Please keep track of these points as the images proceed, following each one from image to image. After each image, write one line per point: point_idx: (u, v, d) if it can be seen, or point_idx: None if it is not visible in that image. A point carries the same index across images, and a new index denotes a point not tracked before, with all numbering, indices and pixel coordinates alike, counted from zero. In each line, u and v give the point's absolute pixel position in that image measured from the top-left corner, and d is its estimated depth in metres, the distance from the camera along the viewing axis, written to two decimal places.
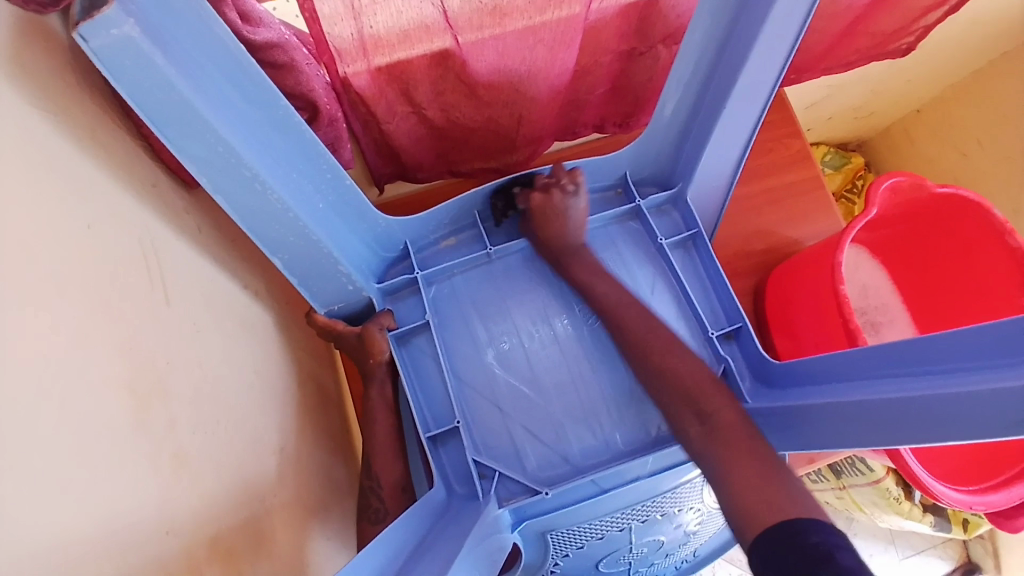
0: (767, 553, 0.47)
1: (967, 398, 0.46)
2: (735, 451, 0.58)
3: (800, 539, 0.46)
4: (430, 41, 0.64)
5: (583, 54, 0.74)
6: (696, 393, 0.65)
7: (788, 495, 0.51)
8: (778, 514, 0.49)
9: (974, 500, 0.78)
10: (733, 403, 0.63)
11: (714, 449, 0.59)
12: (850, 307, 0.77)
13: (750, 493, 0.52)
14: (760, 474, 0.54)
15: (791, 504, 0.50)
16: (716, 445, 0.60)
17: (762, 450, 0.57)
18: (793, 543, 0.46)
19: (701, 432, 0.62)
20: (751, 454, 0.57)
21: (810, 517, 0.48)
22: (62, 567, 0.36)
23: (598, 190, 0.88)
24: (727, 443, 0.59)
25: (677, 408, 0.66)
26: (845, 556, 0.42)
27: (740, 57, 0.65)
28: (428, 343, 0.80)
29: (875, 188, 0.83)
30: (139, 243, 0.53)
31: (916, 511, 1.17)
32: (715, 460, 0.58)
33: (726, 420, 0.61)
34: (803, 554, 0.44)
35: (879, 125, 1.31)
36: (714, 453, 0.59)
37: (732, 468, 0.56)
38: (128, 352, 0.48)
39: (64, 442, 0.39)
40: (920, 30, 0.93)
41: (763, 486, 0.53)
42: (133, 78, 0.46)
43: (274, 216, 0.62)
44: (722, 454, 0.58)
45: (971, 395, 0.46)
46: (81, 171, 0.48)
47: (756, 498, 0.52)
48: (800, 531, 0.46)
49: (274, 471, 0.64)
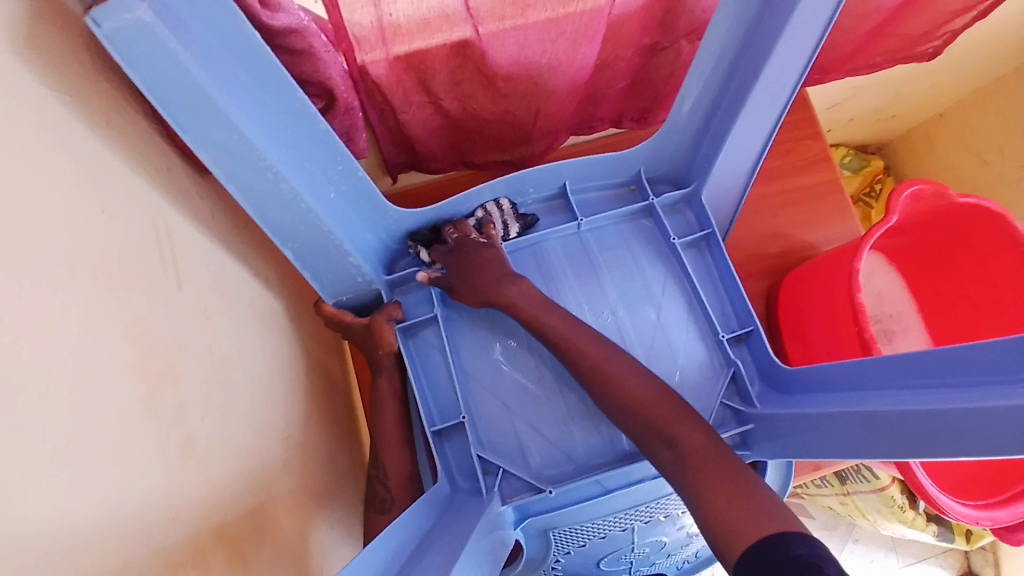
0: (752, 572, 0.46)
1: (979, 413, 0.45)
2: (709, 476, 0.57)
3: (783, 552, 0.45)
4: (450, 31, 0.62)
5: (604, 47, 0.73)
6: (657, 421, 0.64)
7: (769, 515, 0.50)
8: (755, 534, 0.49)
9: (982, 515, 0.78)
10: (698, 427, 0.62)
11: (688, 478, 0.58)
12: (865, 315, 0.76)
13: (727, 518, 0.52)
14: (736, 500, 0.53)
15: (770, 522, 0.49)
16: (688, 472, 0.59)
17: (737, 472, 0.56)
18: (778, 558, 0.45)
19: (672, 458, 0.61)
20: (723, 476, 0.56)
21: (789, 531, 0.48)
22: (69, 557, 0.36)
23: (612, 187, 0.86)
24: (700, 467, 0.58)
25: (652, 432, 0.64)
26: (831, 566, 0.42)
27: (764, 53, 0.63)
28: (436, 336, 0.80)
29: (897, 195, 0.81)
30: (151, 227, 0.52)
31: (920, 520, 1.16)
32: (691, 488, 0.57)
33: (693, 443, 0.60)
34: (788, 569, 0.43)
35: (899, 128, 1.28)
36: (688, 480, 0.58)
37: (710, 492, 0.55)
38: (139, 337, 0.47)
39: (71, 427, 0.39)
40: (948, 34, 0.91)
41: (741, 509, 0.52)
42: (151, 67, 0.46)
43: (288, 205, 0.62)
44: (695, 482, 0.57)
45: (992, 410, 0.44)
46: (95, 153, 0.47)
47: (732, 521, 0.51)
48: (784, 545, 0.46)
49: (279, 458, 0.64)
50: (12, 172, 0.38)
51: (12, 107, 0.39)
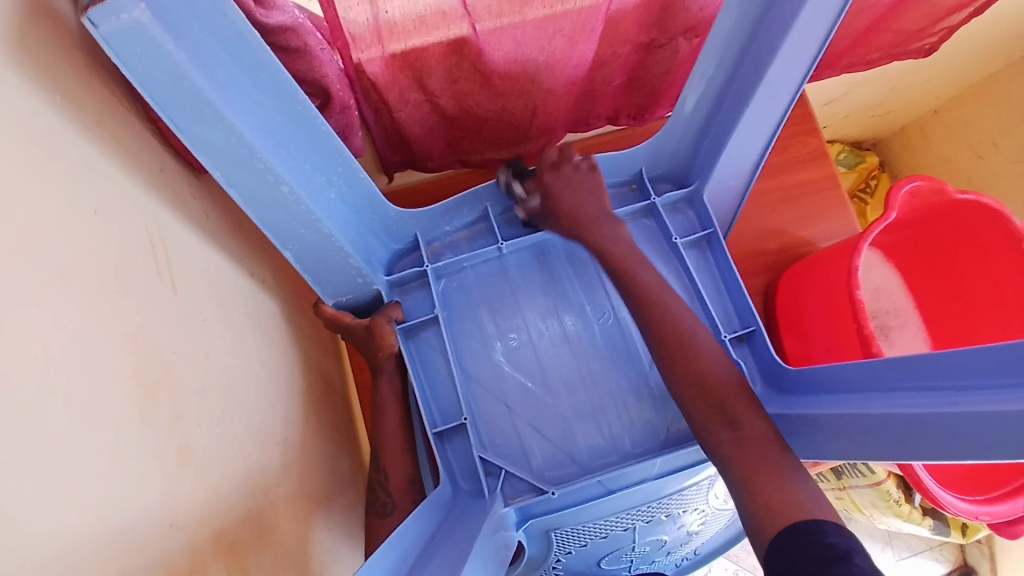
0: (783, 554, 0.48)
1: (988, 417, 0.45)
2: (759, 465, 0.56)
3: (815, 537, 0.47)
4: (447, 28, 0.62)
5: (601, 44, 0.72)
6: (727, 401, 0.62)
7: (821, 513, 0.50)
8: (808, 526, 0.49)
9: (981, 511, 0.79)
10: (759, 414, 0.61)
11: (740, 462, 0.57)
12: (864, 312, 0.75)
13: (779, 509, 0.52)
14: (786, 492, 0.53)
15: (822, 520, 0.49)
16: (741, 457, 0.57)
17: (787, 466, 0.56)
18: (809, 542, 0.47)
19: (729, 440, 0.59)
20: (774, 465, 0.56)
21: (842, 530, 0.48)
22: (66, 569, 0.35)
23: (614, 185, 0.86)
24: (755, 456, 0.57)
25: (709, 416, 0.62)
26: (861, 559, 0.44)
27: (768, 54, 0.63)
28: (437, 337, 0.79)
29: (896, 191, 0.81)
30: (146, 230, 0.51)
31: (916, 514, 1.17)
32: (740, 474, 0.56)
33: (754, 430, 0.59)
34: (819, 553, 0.45)
35: (894, 124, 1.29)
36: (738, 464, 0.57)
37: (761, 479, 0.55)
38: (134, 344, 0.46)
39: (67, 436, 0.38)
40: (945, 31, 0.90)
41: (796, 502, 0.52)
42: (146, 70, 0.45)
43: (286, 207, 0.61)
44: (746, 467, 0.56)
45: (998, 414, 0.44)
46: (87, 156, 0.46)
47: (786, 513, 0.51)
48: (817, 531, 0.48)
49: (279, 463, 0.64)
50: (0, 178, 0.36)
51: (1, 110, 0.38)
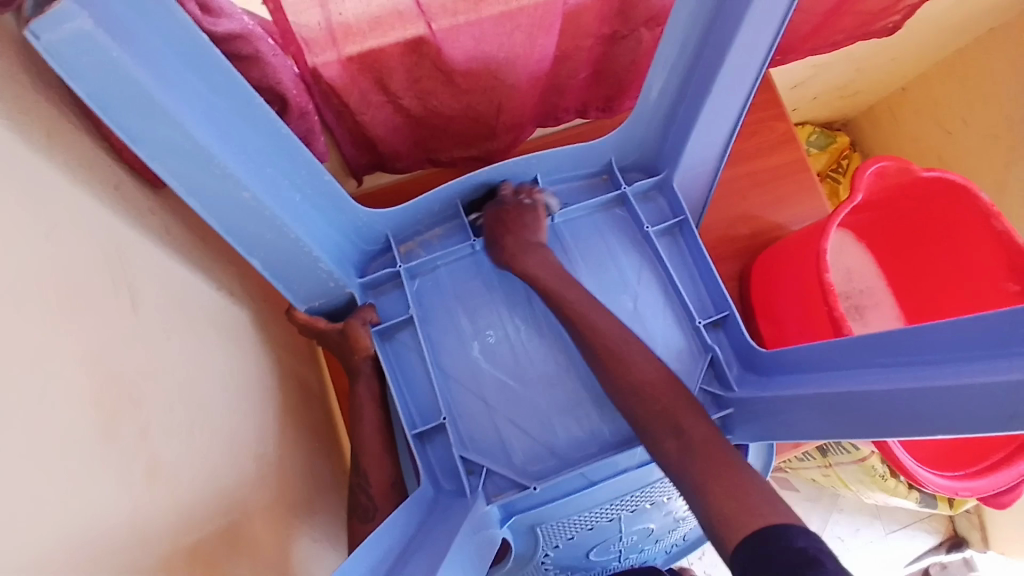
0: (749, 560, 0.47)
1: (960, 392, 0.45)
2: (711, 466, 0.56)
3: (781, 543, 0.46)
4: (404, 28, 0.61)
5: (563, 38, 0.71)
6: (666, 412, 0.63)
7: (772, 506, 0.50)
8: (758, 521, 0.49)
9: (959, 486, 0.80)
10: (705, 419, 0.62)
11: (690, 467, 0.58)
12: (834, 294, 0.76)
13: (731, 506, 0.52)
14: (738, 488, 0.53)
15: (770, 512, 0.49)
16: (689, 461, 0.58)
17: (737, 465, 0.56)
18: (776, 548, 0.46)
19: (676, 447, 0.60)
20: (723, 464, 0.56)
21: (791, 523, 0.48)
22: None
23: (585, 176, 0.86)
24: (706, 459, 0.57)
25: (651, 417, 0.64)
26: (830, 561, 0.43)
27: (727, 38, 0.63)
28: (413, 338, 0.78)
29: (862, 172, 0.82)
30: (101, 248, 0.50)
31: (902, 487, 1.18)
32: (693, 477, 0.57)
33: (700, 434, 0.60)
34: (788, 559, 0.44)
35: (864, 103, 1.30)
36: (688, 469, 0.57)
37: (711, 484, 0.55)
38: (91, 366, 0.45)
39: (26, 463, 0.37)
40: (906, 9, 0.91)
41: (746, 498, 0.52)
42: (92, 80, 0.44)
43: (249, 215, 0.60)
44: (697, 470, 0.57)
45: (970, 386, 0.44)
46: (34, 173, 0.45)
47: (739, 508, 0.51)
48: (783, 535, 0.46)
49: (254, 475, 0.63)
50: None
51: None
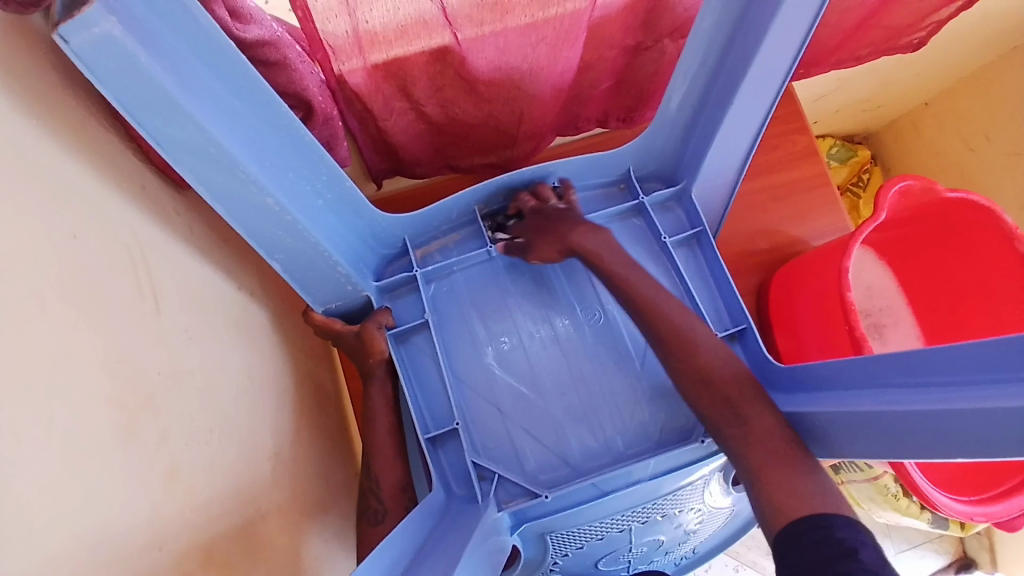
0: (794, 546, 0.50)
1: (985, 413, 0.45)
2: (768, 456, 0.57)
3: (826, 532, 0.49)
4: (429, 37, 0.61)
5: (586, 49, 0.72)
6: (729, 398, 0.62)
7: (824, 499, 0.52)
8: (810, 513, 0.51)
9: (976, 511, 0.79)
10: (767, 408, 0.61)
11: (747, 452, 0.58)
12: (856, 313, 0.75)
13: (787, 495, 0.54)
14: (794, 479, 0.55)
15: (822, 505, 0.52)
16: (748, 445, 0.59)
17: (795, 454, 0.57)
18: (816, 537, 0.49)
19: (735, 434, 0.60)
20: (782, 454, 0.57)
21: (842, 517, 0.50)
22: None
23: (602, 185, 0.86)
24: (764, 447, 0.58)
25: (714, 409, 0.63)
26: (867, 554, 0.46)
27: (752, 49, 0.62)
28: (428, 342, 0.79)
29: (886, 192, 0.81)
30: (126, 251, 0.51)
31: (914, 508, 1.17)
32: (750, 463, 0.58)
33: (761, 424, 0.59)
34: (824, 550, 0.47)
35: (886, 117, 1.28)
36: (745, 454, 0.58)
37: (767, 474, 0.56)
38: (115, 369, 0.46)
39: (48, 463, 0.38)
40: (933, 25, 0.90)
41: (800, 488, 0.54)
42: (119, 82, 0.44)
43: (273, 218, 0.61)
44: (754, 456, 0.58)
45: (996, 409, 0.44)
46: (63, 176, 0.46)
47: (793, 499, 0.53)
48: (825, 527, 0.49)
49: (269, 477, 0.64)
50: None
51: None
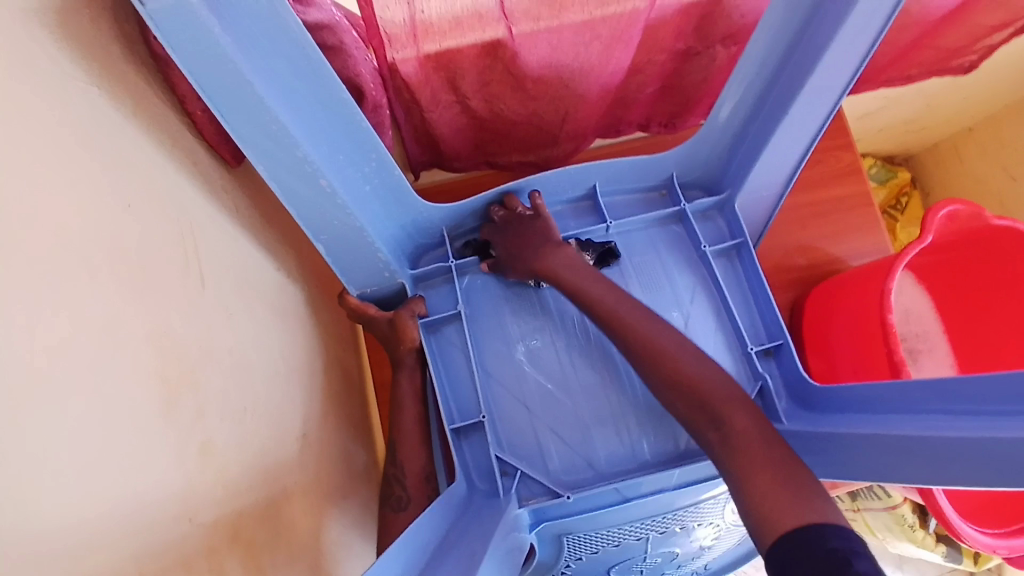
0: (783, 560, 0.45)
1: (1009, 443, 0.42)
2: (753, 458, 0.54)
3: (812, 547, 0.44)
4: (482, 30, 0.62)
5: (638, 51, 0.71)
6: (705, 401, 0.61)
7: (810, 504, 0.48)
8: (795, 520, 0.47)
9: (1001, 544, 0.77)
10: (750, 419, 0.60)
11: (732, 457, 0.56)
12: (896, 337, 0.74)
13: (774, 501, 0.49)
14: (779, 483, 0.50)
15: (811, 511, 0.47)
16: (731, 450, 0.56)
17: (788, 459, 0.53)
18: (808, 553, 0.43)
19: (717, 438, 0.58)
20: (770, 456, 0.53)
21: (834, 525, 0.45)
22: (78, 566, 0.35)
23: (643, 190, 0.85)
24: (747, 450, 0.55)
25: (694, 414, 0.62)
26: (865, 564, 0.40)
27: (811, 62, 0.61)
28: (458, 334, 0.79)
29: (933, 213, 0.80)
30: (176, 223, 0.52)
31: (930, 540, 1.14)
32: (736, 467, 0.54)
33: (740, 424, 0.57)
34: (819, 566, 0.42)
35: (927, 141, 1.26)
36: (730, 459, 0.56)
37: (754, 476, 0.52)
38: (160, 340, 0.47)
39: (89, 425, 0.38)
40: (985, 48, 0.89)
41: (787, 493, 0.49)
42: (191, 58, 0.46)
43: (321, 202, 0.61)
44: (738, 459, 0.55)
45: (1021, 439, 0.41)
46: (120, 144, 0.47)
47: (779, 506, 0.48)
48: (818, 538, 0.44)
49: (296, 457, 0.64)
50: (27, 159, 0.37)
51: (31, 93, 0.38)
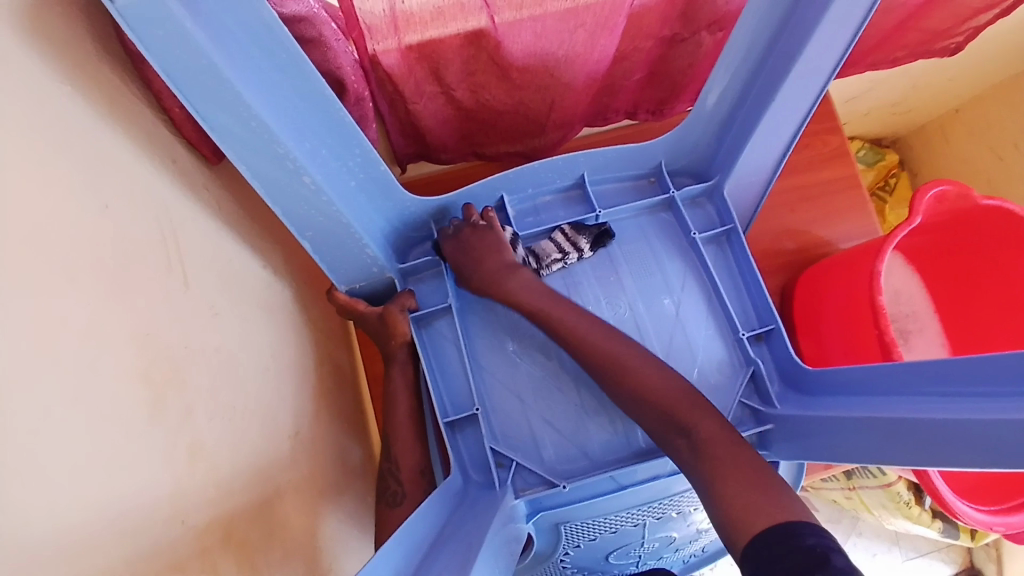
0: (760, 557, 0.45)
1: (1000, 426, 0.42)
2: (720, 466, 0.55)
3: (792, 542, 0.44)
4: (465, 19, 0.61)
5: (623, 38, 0.71)
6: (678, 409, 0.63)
7: (774, 501, 0.49)
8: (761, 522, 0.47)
9: (995, 521, 0.78)
10: (710, 415, 0.61)
11: (702, 466, 0.57)
12: (886, 319, 0.74)
13: (742, 504, 0.50)
14: (747, 484, 0.52)
15: (778, 508, 0.48)
16: (698, 458, 0.58)
17: (753, 462, 0.54)
18: (784, 550, 0.43)
19: (686, 447, 0.60)
20: (739, 461, 0.55)
21: (802, 522, 0.46)
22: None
23: (632, 178, 0.84)
24: (714, 455, 0.57)
25: (667, 425, 0.63)
26: (841, 560, 0.41)
27: (799, 45, 0.61)
28: (449, 327, 0.78)
29: (921, 195, 0.80)
30: (157, 223, 0.51)
31: (925, 516, 1.15)
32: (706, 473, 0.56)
33: (707, 432, 0.59)
34: (795, 562, 0.42)
35: (915, 122, 1.26)
36: (698, 467, 0.57)
37: (727, 479, 0.53)
38: (144, 341, 0.46)
39: (76, 431, 0.38)
40: (971, 30, 0.89)
41: (755, 494, 0.50)
42: (168, 51, 0.44)
43: (305, 198, 0.60)
44: (706, 467, 0.56)
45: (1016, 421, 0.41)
46: (97, 145, 0.46)
47: (746, 508, 0.49)
48: (794, 535, 0.44)
49: (288, 454, 0.64)
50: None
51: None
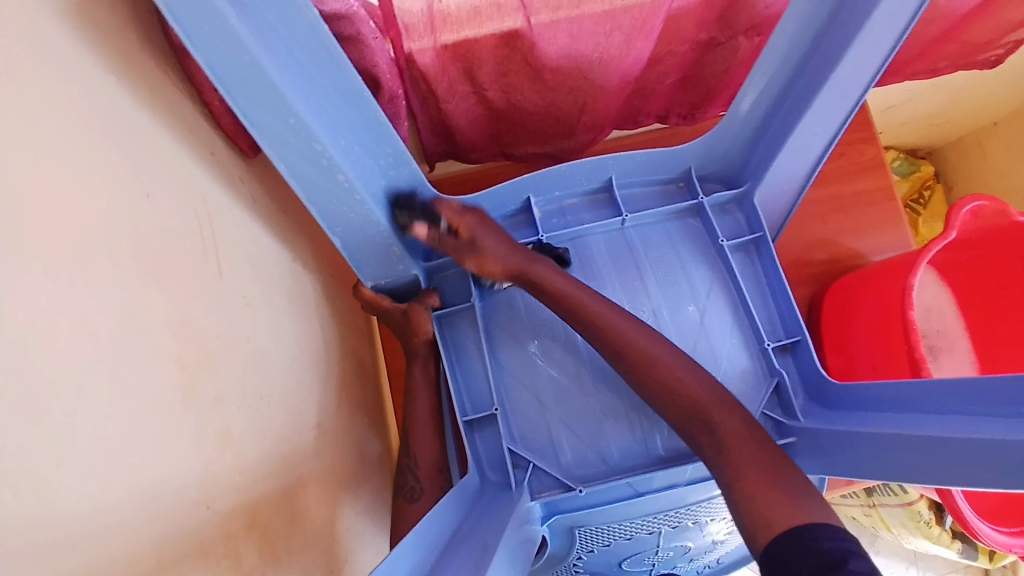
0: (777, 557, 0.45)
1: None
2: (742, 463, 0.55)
3: (810, 546, 0.44)
4: (501, 20, 0.61)
5: (658, 42, 0.70)
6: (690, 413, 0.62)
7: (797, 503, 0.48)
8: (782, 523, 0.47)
9: (1015, 544, 0.76)
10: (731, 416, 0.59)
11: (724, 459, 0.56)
12: (916, 334, 0.73)
13: (768, 502, 0.50)
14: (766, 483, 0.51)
15: (803, 511, 0.47)
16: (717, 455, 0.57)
17: (780, 464, 0.54)
18: (801, 551, 0.44)
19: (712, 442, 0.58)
20: (747, 466, 0.54)
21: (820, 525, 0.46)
22: (98, 554, 0.36)
23: (660, 183, 0.84)
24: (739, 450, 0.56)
25: None
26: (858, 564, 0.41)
27: (838, 52, 0.60)
28: (471, 327, 0.79)
29: (958, 209, 0.79)
30: (195, 212, 0.52)
31: (945, 537, 1.13)
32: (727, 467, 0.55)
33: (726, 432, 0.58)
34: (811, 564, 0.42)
35: (951, 134, 1.23)
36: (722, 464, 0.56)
37: (744, 477, 0.53)
38: (180, 327, 0.47)
39: (112, 412, 0.39)
40: (1011, 43, 0.87)
41: (778, 493, 0.50)
42: (213, 49, 0.46)
43: (338, 193, 0.61)
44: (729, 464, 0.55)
45: None
46: (140, 133, 0.47)
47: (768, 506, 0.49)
48: (810, 538, 0.44)
49: (311, 445, 0.64)
50: (42, 145, 0.37)
51: (47, 77, 0.38)
